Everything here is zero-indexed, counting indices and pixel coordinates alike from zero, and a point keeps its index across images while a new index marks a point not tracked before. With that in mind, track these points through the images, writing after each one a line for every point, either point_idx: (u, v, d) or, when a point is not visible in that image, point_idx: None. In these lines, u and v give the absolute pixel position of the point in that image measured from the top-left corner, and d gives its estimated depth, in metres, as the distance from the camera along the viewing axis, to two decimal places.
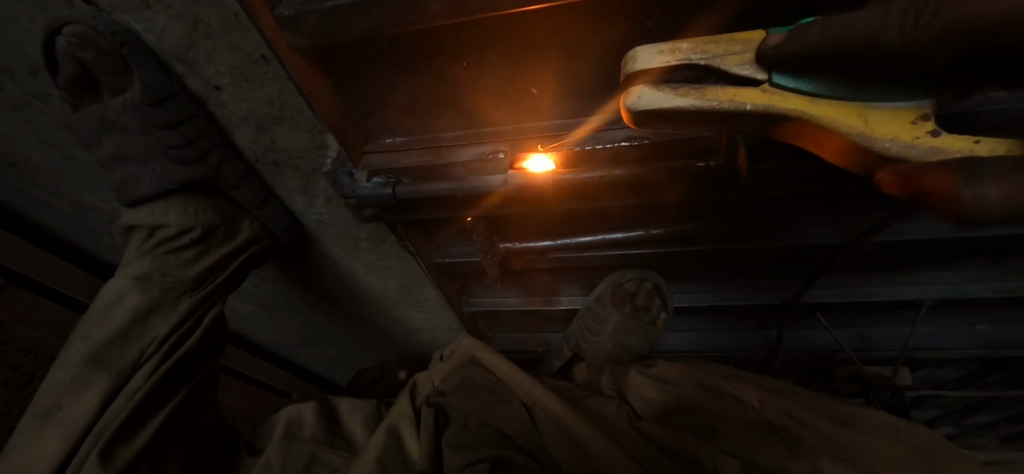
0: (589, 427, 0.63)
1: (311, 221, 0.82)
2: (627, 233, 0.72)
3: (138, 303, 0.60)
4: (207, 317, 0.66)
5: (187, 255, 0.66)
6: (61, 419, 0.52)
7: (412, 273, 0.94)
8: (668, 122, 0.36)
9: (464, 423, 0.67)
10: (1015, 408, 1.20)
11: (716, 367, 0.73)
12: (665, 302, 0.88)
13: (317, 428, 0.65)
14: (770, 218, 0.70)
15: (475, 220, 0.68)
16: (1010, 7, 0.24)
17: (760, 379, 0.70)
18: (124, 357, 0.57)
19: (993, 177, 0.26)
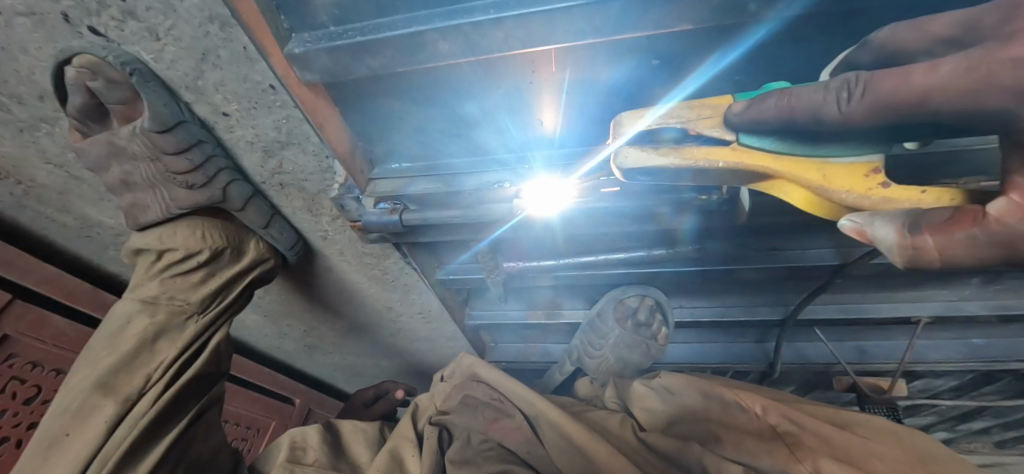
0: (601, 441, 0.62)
1: (317, 239, 0.82)
2: (629, 254, 0.72)
3: (145, 328, 0.61)
4: (213, 339, 0.67)
5: (193, 278, 0.66)
6: (67, 447, 0.51)
7: (415, 287, 0.95)
8: (653, 177, 0.41)
9: (466, 440, 0.68)
10: (1009, 416, 1.22)
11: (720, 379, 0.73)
12: (666, 317, 0.89)
13: (322, 451, 0.65)
14: (769, 239, 0.71)
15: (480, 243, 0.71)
16: (924, 82, 0.29)
17: (766, 389, 0.70)
18: (131, 382, 0.57)
19: (929, 230, 0.30)
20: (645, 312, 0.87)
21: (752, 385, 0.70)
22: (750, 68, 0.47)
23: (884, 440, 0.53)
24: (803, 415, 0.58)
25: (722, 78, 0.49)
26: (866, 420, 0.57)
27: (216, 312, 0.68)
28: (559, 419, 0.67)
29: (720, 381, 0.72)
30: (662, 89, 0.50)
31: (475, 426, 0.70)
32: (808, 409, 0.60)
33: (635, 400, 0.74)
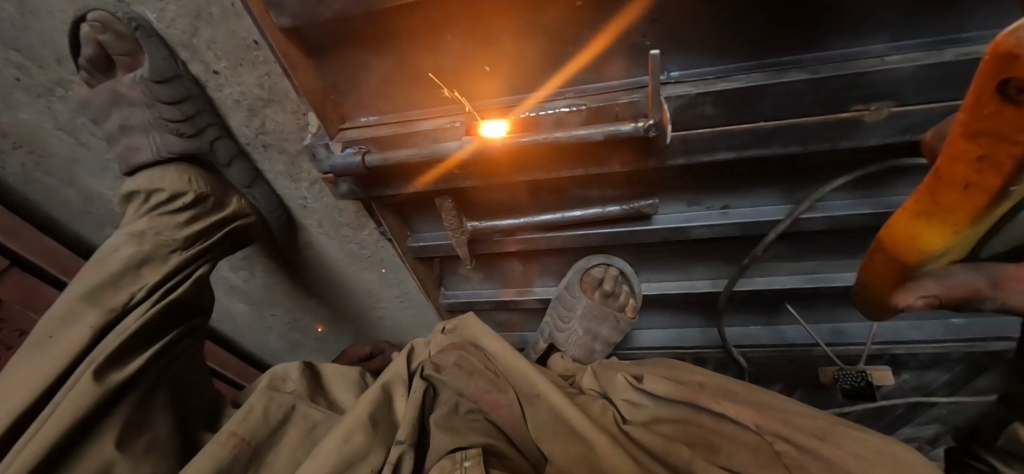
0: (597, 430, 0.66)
1: (296, 208, 0.88)
2: (584, 210, 0.77)
3: (132, 253, 0.65)
4: (196, 273, 0.72)
5: (179, 218, 0.72)
6: (55, 348, 0.55)
7: (391, 264, 1.00)
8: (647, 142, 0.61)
9: (453, 406, 0.73)
10: None
11: (699, 375, 0.73)
12: (632, 287, 0.91)
13: (301, 383, 0.73)
14: (718, 196, 0.76)
15: (443, 197, 0.76)
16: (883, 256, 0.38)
17: (740, 384, 0.70)
18: (116, 297, 0.62)
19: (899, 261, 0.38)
20: (610, 282, 0.90)
21: (725, 384, 0.71)
22: (665, 8, 0.54)
23: (853, 456, 0.53)
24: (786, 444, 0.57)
25: (642, 20, 0.55)
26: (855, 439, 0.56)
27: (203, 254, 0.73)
28: (559, 403, 0.69)
29: (699, 378, 0.73)
30: (592, 31, 0.57)
31: (460, 390, 0.75)
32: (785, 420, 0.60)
33: (616, 390, 0.74)
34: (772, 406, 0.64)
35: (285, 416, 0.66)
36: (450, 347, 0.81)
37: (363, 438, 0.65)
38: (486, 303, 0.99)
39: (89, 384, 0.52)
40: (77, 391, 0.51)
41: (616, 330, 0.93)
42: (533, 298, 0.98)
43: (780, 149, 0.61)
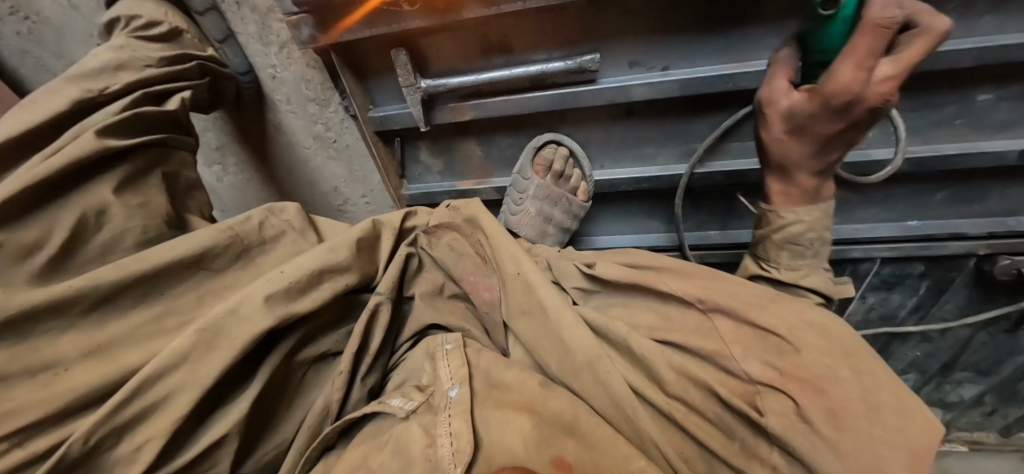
0: (547, 301, 0.63)
1: (266, 79, 0.93)
2: (530, 67, 0.81)
3: (109, 56, 0.70)
4: (177, 93, 0.77)
5: (157, 45, 0.77)
6: (52, 105, 0.63)
7: (356, 152, 1.03)
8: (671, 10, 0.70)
9: (438, 285, 0.79)
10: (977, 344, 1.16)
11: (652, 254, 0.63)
12: (583, 168, 0.93)
13: (297, 216, 0.71)
14: (661, 55, 0.79)
15: (398, 48, 0.81)
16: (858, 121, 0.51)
17: (698, 267, 0.60)
18: (97, 84, 0.68)
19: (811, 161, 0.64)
20: (559, 160, 0.91)
21: (683, 263, 0.61)
22: None
23: (787, 325, 0.48)
24: (730, 329, 0.51)
25: None
26: (796, 311, 0.50)
27: (200, 80, 0.83)
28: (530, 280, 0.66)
29: (651, 259, 0.62)
30: None
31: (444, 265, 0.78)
32: (739, 299, 0.52)
33: (564, 278, 0.69)
34: (740, 289, 0.54)
35: (275, 236, 0.67)
36: (445, 222, 0.82)
37: (346, 256, 0.67)
38: (444, 192, 1.01)
39: (88, 138, 0.60)
40: (81, 140, 0.60)
41: (569, 214, 0.94)
42: (489, 188, 1.00)
43: None
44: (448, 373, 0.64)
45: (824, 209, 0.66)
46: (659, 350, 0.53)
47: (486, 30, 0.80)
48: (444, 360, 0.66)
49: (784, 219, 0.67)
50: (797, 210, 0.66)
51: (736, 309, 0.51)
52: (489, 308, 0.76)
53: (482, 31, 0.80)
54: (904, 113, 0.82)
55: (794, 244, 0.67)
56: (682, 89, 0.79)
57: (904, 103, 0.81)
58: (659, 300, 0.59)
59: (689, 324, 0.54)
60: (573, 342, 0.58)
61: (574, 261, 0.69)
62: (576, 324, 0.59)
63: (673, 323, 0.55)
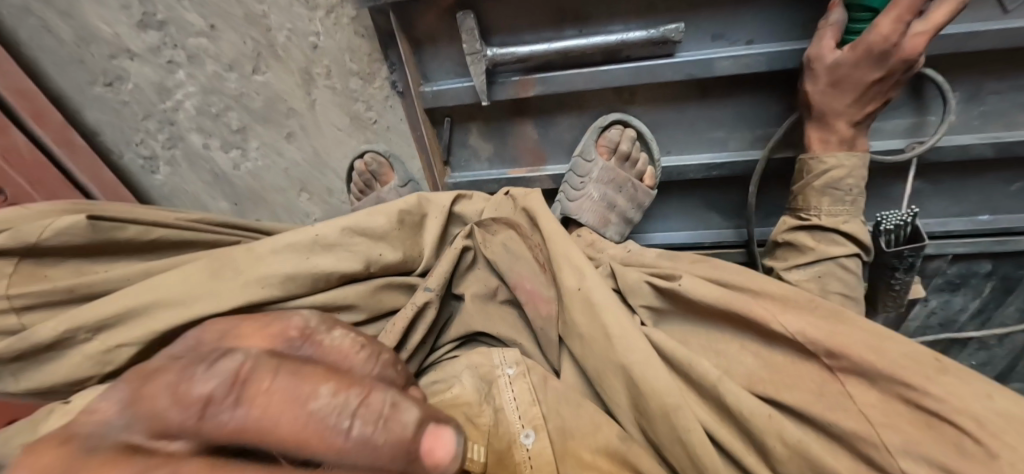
0: (619, 313, 0.55)
1: (305, 49, 0.85)
2: (608, 36, 0.75)
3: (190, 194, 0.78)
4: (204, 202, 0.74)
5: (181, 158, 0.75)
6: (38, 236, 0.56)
7: (397, 133, 0.95)
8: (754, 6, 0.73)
9: (493, 292, 0.70)
10: None
11: (750, 279, 0.57)
12: (650, 152, 0.87)
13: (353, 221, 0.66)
14: (744, 29, 0.75)
15: (464, 11, 0.74)
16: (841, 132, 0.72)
17: (808, 296, 0.53)
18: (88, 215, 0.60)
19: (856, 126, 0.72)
20: (627, 143, 0.85)
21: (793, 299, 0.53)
22: None
23: (954, 400, 0.41)
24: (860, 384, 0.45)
25: None
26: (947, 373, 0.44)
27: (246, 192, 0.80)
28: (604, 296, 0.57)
29: (749, 285, 0.56)
30: None
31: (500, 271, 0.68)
32: (875, 350, 0.45)
33: (632, 295, 0.61)
34: (863, 332, 0.48)
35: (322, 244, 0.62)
36: (503, 220, 0.72)
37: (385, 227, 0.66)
38: (496, 179, 0.92)
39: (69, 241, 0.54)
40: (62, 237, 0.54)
41: (633, 201, 0.88)
42: (545, 176, 0.93)
43: None
44: (517, 407, 0.58)
45: (859, 161, 0.71)
46: (767, 411, 0.45)
47: None
48: (511, 390, 0.59)
49: (825, 163, 0.72)
50: (833, 155, 0.71)
51: (879, 368, 0.44)
52: (546, 326, 0.64)
53: None
54: (988, 96, 0.79)
55: (831, 189, 0.72)
56: (768, 63, 0.74)
57: (990, 83, 0.77)
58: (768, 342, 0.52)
59: (800, 376, 0.48)
60: (640, 371, 0.51)
61: (647, 275, 0.61)
62: (651, 358, 0.51)
63: (784, 380, 0.48)
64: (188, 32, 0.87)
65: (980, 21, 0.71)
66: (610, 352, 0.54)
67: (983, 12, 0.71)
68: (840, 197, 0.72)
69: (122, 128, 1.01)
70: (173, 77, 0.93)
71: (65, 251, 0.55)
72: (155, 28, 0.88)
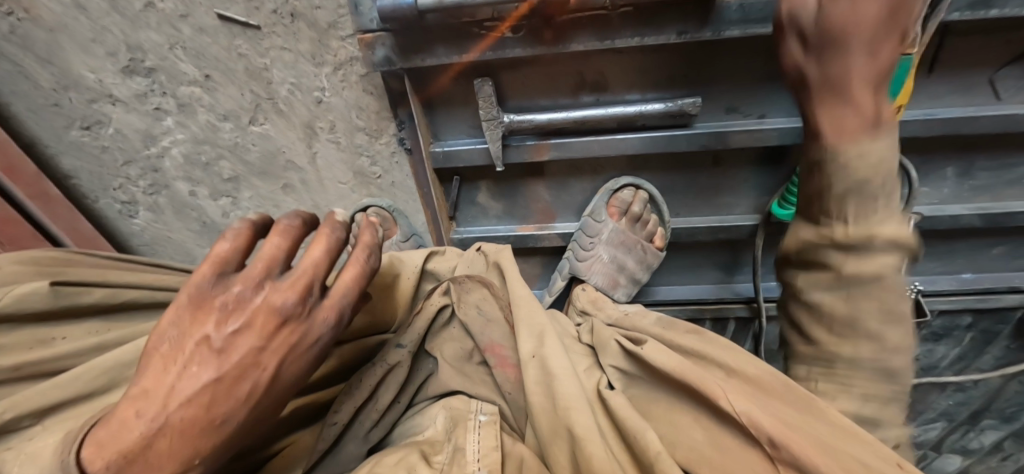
0: (562, 368, 0.55)
1: (310, 104, 0.82)
2: (626, 107, 0.74)
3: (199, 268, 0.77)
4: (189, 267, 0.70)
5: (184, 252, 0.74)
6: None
7: (402, 189, 0.92)
8: (768, 86, 0.75)
9: (468, 354, 0.69)
10: (1014, 396, 1.18)
11: (731, 356, 0.55)
12: (661, 215, 0.87)
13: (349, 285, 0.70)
14: (758, 104, 0.77)
15: (484, 78, 0.73)
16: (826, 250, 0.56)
17: (782, 380, 0.51)
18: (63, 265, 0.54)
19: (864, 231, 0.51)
20: (639, 205, 0.84)
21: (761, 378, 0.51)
22: None
23: None
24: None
25: None
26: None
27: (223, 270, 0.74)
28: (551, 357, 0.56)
29: (725, 361, 0.54)
30: None
31: (471, 331, 0.69)
32: (817, 445, 0.42)
33: (605, 354, 0.61)
34: (818, 425, 0.46)
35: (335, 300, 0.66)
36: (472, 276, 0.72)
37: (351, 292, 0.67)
38: (505, 237, 0.91)
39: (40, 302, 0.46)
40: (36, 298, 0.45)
41: (643, 263, 0.88)
42: (553, 235, 0.92)
43: None
44: (478, 452, 0.54)
45: (896, 286, 0.52)
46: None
47: (583, 65, 0.74)
48: (474, 436, 0.56)
49: (863, 269, 0.52)
50: (852, 147, 0.48)
51: (819, 467, 0.39)
52: (515, 391, 0.64)
53: (579, 66, 0.74)
54: (980, 171, 0.83)
55: (856, 321, 0.54)
56: (780, 138, 0.76)
57: (981, 160, 0.82)
58: (712, 417, 0.48)
59: (740, 459, 0.45)
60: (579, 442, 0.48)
61: (618, 335, 0.62)
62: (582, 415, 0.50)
63: (721, 462, 0.45)
64: (180, 81, 0.81)
65: (976, 107, 0.75)
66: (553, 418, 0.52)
67: (979, 98, 0.75)
68: (866, 332, 0.55)
69: (98, 173, 0.93)
70: (160, 124, 0.87)
71: (23, 316, 0.45)
72: (143, 74, 0.81)
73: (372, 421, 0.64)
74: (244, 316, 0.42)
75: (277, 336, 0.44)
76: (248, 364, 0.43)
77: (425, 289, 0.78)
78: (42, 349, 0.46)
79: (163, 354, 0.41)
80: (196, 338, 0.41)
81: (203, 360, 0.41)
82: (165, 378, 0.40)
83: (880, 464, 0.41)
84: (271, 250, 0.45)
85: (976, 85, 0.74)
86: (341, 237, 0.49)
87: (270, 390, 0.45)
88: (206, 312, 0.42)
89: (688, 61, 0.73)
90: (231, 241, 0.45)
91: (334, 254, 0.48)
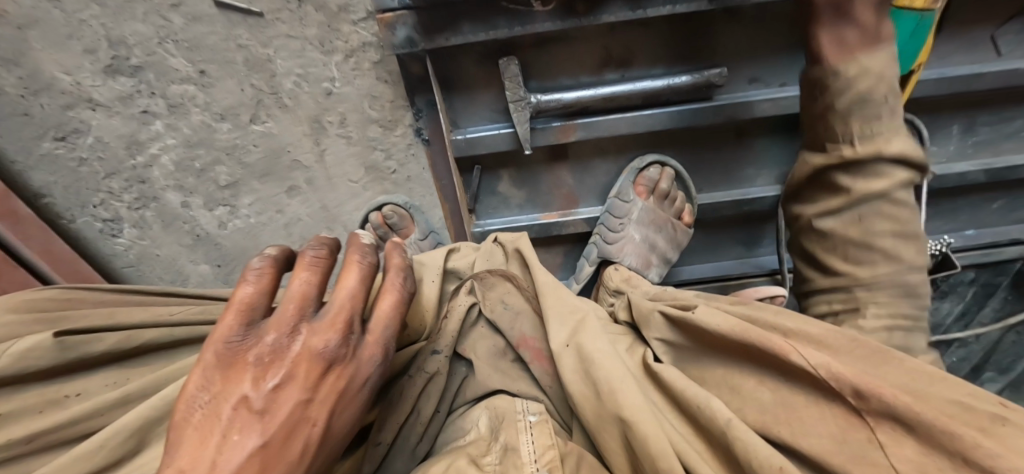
0: (606, 350, 0.47)
1: (318, 96, 0.76)
2: (653, 81, 0.73)
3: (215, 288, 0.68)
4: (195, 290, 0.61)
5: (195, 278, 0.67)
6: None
7: (419, 183, 0.87)
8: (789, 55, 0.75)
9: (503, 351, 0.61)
10: (1013, 347, 1.24)
11: (791, 318, 0.45)
12: (688, 191, 0.86)
13: None
14: (780, 72, 0.77)
15: (510, 58, 0.70)
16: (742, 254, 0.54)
17: None
18: (66, 304, 0.47)
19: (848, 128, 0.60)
20: (666, 181, 0.83)
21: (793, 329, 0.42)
22: None
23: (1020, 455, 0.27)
24: (889, 434, 0.32)
25: None
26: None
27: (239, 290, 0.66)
28: (590, 340, 0.48)
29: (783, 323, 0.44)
30: None
31: (499, 328, 0.60)
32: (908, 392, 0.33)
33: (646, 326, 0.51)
34: (901, 371, 0.36)
35: None
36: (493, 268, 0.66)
37: None
38: (529, 226, 0.88)
39: (45, 358, 0.38)
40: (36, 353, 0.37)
41: (674, 242, 0.87)
42: (578, 220, 0.89)
43: None
44: (533, 452, 0.47)
45: (907, 213, 0.59)
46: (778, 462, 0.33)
47: (608, 41, 0.72)
48: (528, 434, 0.49)
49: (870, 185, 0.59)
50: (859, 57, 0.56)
51: (919, 415, 0.30)
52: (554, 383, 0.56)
53: (602, 41, 0.72)
54: (982, 126, 0.86)
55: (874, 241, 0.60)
56: None
57: (982, 116, 0.85)
58: (781, 376, 0.39)
59: (818, 422, 0.35)
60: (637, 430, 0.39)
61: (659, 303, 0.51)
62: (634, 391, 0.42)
63: (798, 421, 0.36)
64: (171, 79, 0.74)
65: (981, 62, 0.78)
66: (603, 410, 0.43)
67: (982, 55, 0.77)
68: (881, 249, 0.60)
69: (76, 189, 0.84)
70: (148, 128, 0.79)
71: (26, 376, 0.37)
72: (127, 74, 0.74)
73: (418, 434, 0.55)
74: (285, 368, 0.36)
75: (323, 383, 0.37)
76: (295, 422, 0.36)
77: (448, 291, 0.65)
78: (54, 413, 0.38)
79: (198, 425, 0.34)
80: (233, 401, 0.34)
81: (238, 428, 0.34)
82: (204, 453, 0.33)
83: (992, 410, 0.31)
84: (300, 286, 0.38)
85: (980, 43, 0.77)
86: (373, 261, 0.42)
87: (324, 448, 0.38)
88: (242, 368, 0.35)
89: (711, 31, 0.73)
90: (255, 283, 0.37)
91: (369, 284, 0.41)
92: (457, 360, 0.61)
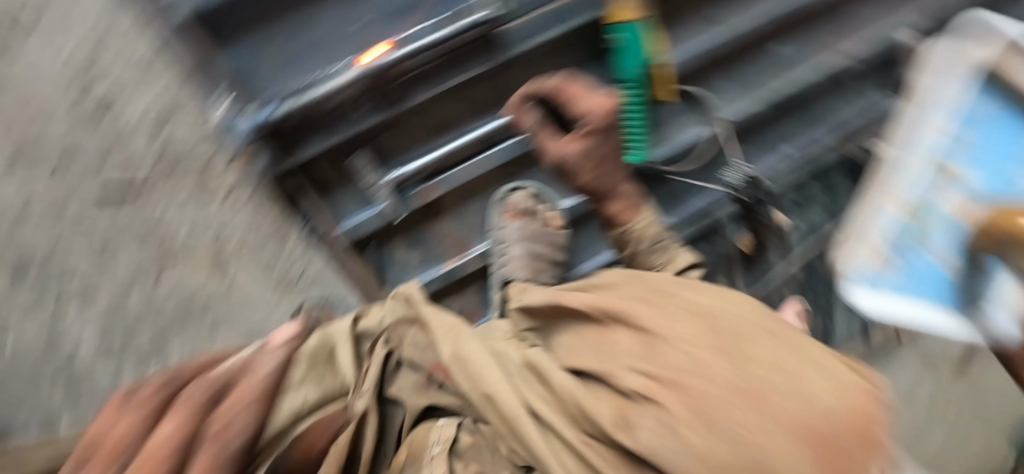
0: (485, 356, 0.49)
1: (209, 239, 0.88)
2: (479, 129, 0.89)
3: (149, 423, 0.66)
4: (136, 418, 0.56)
5: None
6: None
7: (326, 279, 0.96)
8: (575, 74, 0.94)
9: (427, 386, 0.60)
10: None
11: (605, 282, 0.65)
12: (547, 201, 1.02)
13: None
14: None
15: (355, 151, 0.85)
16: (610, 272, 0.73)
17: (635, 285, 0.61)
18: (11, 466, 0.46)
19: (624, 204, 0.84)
20: (524, 199, 0.99)
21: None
22: None
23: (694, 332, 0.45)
24: (672, 401, 0.38)
25: None
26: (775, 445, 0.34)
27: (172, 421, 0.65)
28: (473, 346, 0.51)
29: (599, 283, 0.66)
30: None
31: (414, 363, 0.61)
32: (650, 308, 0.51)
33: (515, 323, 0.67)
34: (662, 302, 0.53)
35: None
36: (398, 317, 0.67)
37: None
38: (433, 279, 0.97)
39: None
40: None
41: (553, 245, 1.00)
42: (473, 257, 1.01)
43: (579, 13, 0.85)
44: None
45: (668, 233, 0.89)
46: (561, 377, 0.46)
47: (430, 112, 0.88)
48: (429, 470, 0.51)
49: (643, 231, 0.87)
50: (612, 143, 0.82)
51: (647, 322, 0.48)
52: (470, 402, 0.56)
53: (426, 114, 0.88)
54: (756, 68, 1.05)
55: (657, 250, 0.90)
56: None
57: (750, 60, 1.05)
58: (578, 321, 0.56)
59: (585, 341, 0.52)
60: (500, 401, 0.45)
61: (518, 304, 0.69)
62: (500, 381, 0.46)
63: (580, 346, 0.51)
64: (72, 272, 0.84)
65: (721, 26, 0.97)
66: (477, 396, 0.47)
67: (717, 21, 0.98)
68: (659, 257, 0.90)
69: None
70: (59, 329, 0.85)
71: None
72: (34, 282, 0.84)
73: None
74: None
75: None
76: None
77: (364, 352, 0.68)
78: None
79: None
80: None
81: None
82: None
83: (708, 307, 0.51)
84: (134, 417, 0.32)
85: (710, 14, 0.98)
86: (212, 397, 0.34)
87: None
88: None
89: (505, 77, 0.89)
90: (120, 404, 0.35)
91: (241, 399, 0.35)
92: (393, 404, 0.61)
